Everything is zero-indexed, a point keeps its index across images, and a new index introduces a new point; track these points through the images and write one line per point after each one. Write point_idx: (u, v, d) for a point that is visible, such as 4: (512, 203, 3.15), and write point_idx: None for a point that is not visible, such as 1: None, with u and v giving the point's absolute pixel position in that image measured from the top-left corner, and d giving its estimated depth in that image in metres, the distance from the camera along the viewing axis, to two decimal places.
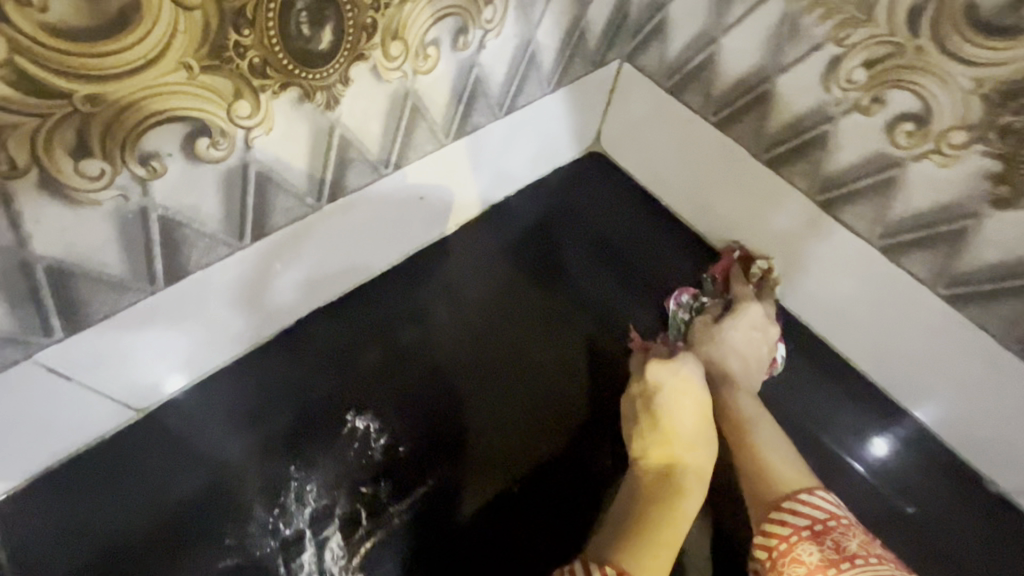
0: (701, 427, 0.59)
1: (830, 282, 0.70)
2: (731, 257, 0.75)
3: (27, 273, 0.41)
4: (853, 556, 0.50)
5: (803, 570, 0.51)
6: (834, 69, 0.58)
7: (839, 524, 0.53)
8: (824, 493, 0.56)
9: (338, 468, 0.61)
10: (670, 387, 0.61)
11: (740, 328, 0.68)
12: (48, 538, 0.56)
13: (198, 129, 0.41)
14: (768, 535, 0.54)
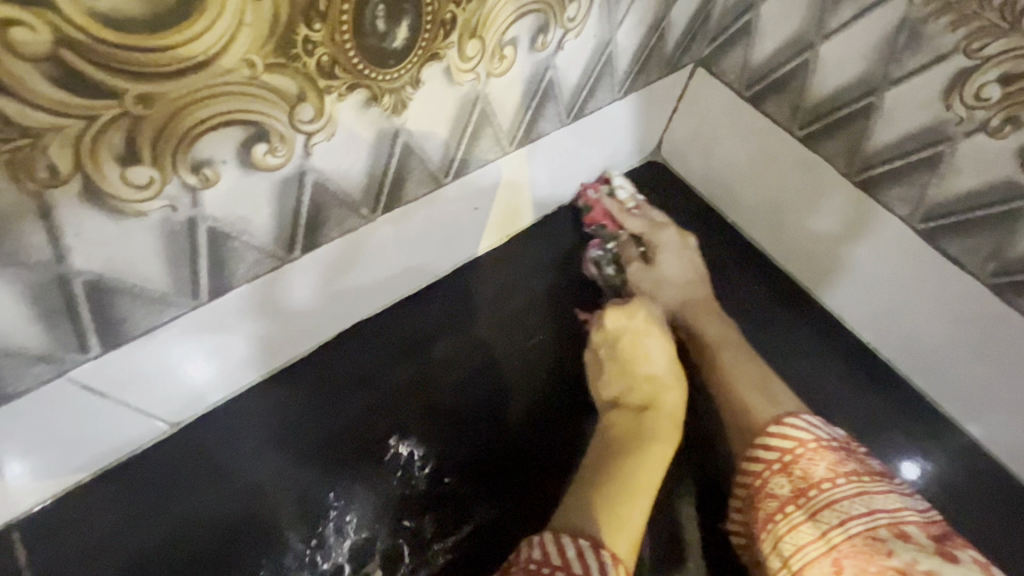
0: (664, 365, 0.59)
1: (925, 322, 0.62)
2: (600, 202, 0.71)
3: (64, 289, 0.37)
4: (820, 483, 0.48)
5: (775, 504, 0.49)
6: (958, 84, 0.51)
7: (807, 450, 0.50)
8: (793, 419, 0.52)
9: (380, 498, 0.57)
10: (626, 332, 0.61)
11: (668, 255, 0.67)
12: (73, 563, 0.52)
13: (256, 134, 0.37)
14: (744, 473, 0.52)
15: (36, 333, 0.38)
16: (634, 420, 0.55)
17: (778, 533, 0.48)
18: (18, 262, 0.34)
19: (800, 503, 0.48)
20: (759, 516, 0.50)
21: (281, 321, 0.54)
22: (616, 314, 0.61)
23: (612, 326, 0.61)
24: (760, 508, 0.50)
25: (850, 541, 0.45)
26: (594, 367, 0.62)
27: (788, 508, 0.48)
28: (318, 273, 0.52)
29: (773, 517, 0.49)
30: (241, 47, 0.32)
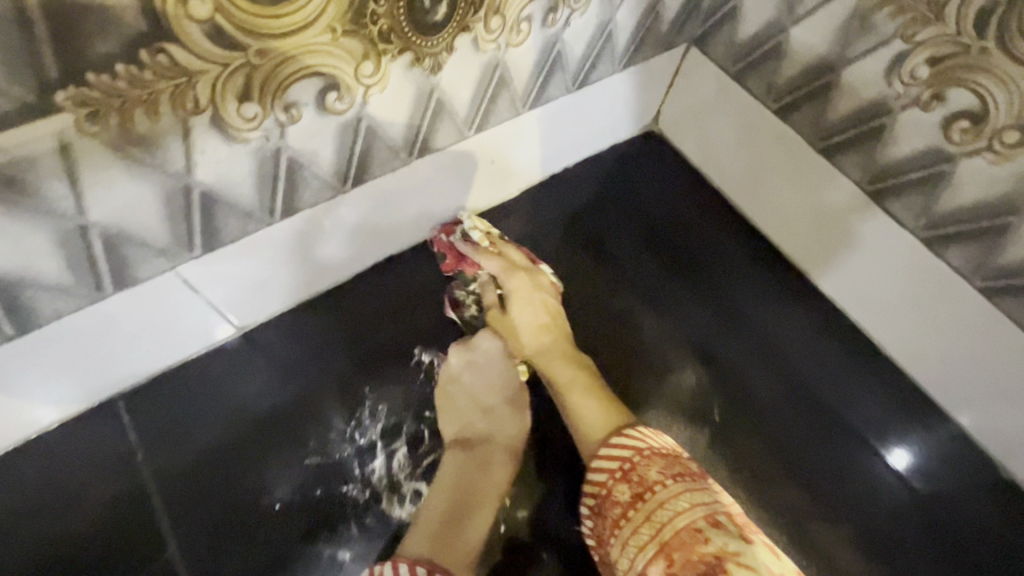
0: (501, 400, 0.71)
1: (869, 272, 0.74)
2: (449, 245, 0.75)
3: (187, 196, 0.49)
4: (652, 485, 0.57)
5: (619, 510, 0.57)
6: (898, 64, 0.61)
7: (641, 457, 0.60)
8: (631, 432, 0.63)
9: (406, 393, 0.70)
10: (469, 365, 0.72)
11: (518, 299, 0.74)
12: (165, 432, 0.65)
13: (330, 85, 0.49)
14: (593, 484, 0.61)
15: (162, 231, 0.51)
16: (469, 460, 0.66)
17: (623, 535, 0.56)
18: (162, 173, 0.46)
19: (638, 505, 0.56)
20: (608, 521, 0.58)
21: (328, 246, 0.66)
22: (459, 353, 0.72)
23: (459, 364, 0.72)
24: (608, 513, 0.58)
25: (677, 534, 0.52)
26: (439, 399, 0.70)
27: (629, 513, 0.56)
28: (356, 208, 0.64)
29: (619, 521, 0.57)
30: (329, 17, 0.44)
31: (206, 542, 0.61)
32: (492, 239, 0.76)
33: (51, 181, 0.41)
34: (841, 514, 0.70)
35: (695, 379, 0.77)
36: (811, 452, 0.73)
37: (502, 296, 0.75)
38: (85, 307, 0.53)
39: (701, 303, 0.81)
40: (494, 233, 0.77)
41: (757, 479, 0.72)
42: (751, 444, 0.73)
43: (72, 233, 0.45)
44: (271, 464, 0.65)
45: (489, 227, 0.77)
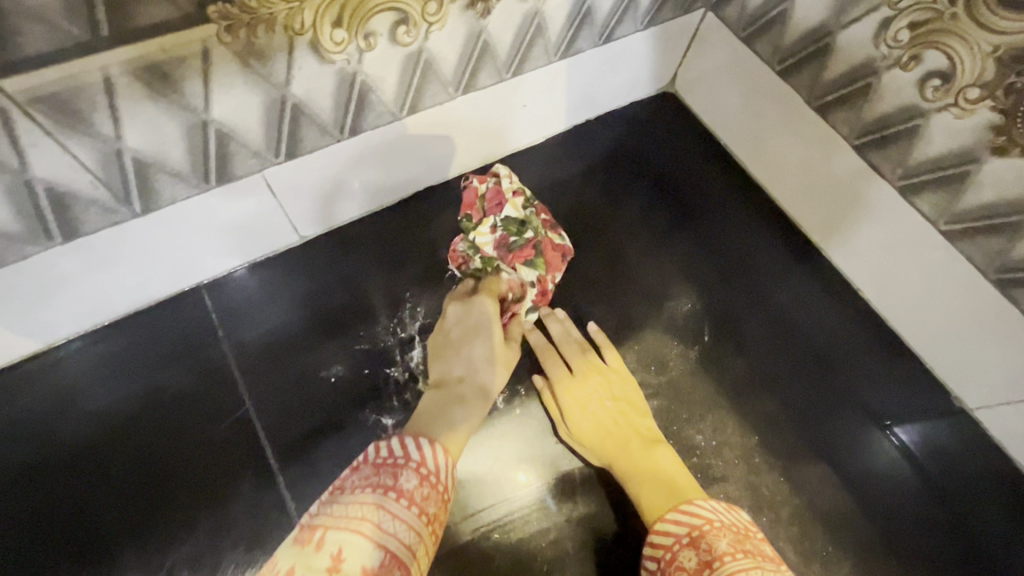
0: (484, 354, 0.74)
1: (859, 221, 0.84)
2: (475, 189, 0.84)
3: (282, 105, 0.61)
4: (720, 554, 0.61)
5: (683, 574, 0.62)
6: (884, 29, 0.70)
7: (711, 528, 0.64)
8: (701, 504, 0.67)
9: (441, 298, 0.82)
10: (459, 318, 0.77)
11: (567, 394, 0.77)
12: (238, 316, 0.78)
13: (401, 19, 0.60)
14: (657, 547, 0.66)
15: (260, 135, 0.63)
16: (445, 390, 0.72)
17: None
18: (268, 82, 0.57)
19: (704, 573, 0.60)
20: None
21: (358, 180, 0.78)
22: (455, 306, 0.78)
23: (452, 317, 0.77)
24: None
25: None
26: (432, 346, 0.76)
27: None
28: (393, 143, 0.76)
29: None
30: None
31: (275, 404, 0.74)
32: (519, 197, 0.84)
33: (190, 79, 0.52)
34: (808, 421, 0.83)
35: (692, 307, 0.88)
36: (787, 372, 0.85)
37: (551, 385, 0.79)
38: (192, 196, 0.65)
39: (703, 247, 0.93)
40: (524, 190, 0.85)
41: (739, 391, 0.84)
42: (735, 362, 0.85)
43: (196, 127, 0.57)
44: (328, 348, 0.78)
45: (524, 188, 0.86)
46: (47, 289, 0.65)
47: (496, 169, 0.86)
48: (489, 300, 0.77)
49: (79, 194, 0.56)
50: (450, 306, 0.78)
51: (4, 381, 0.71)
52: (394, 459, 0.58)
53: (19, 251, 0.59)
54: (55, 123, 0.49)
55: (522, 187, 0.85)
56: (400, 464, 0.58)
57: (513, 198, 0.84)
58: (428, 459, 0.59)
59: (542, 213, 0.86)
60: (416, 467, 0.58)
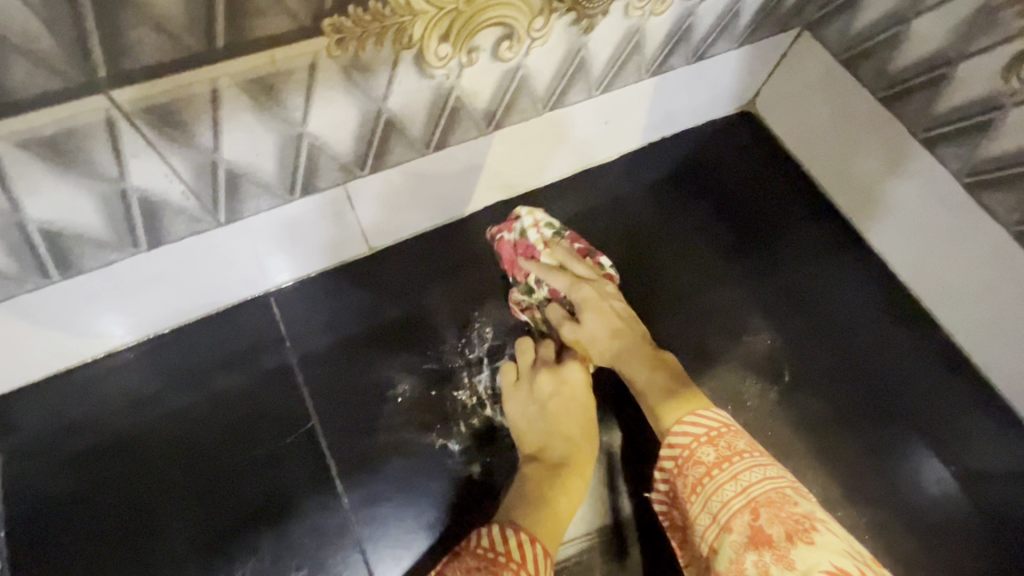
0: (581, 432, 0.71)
1: (959, 259, 0.79)
2: (508, 245, 0.79)
3: (376, 119, 0.58)
4: (740, 452, 0.60)
5: (702, 470, 0.60)
6: (1017, 63, 0.65)
7: (728, 429, 0.62)
8: (714, 408, 0.64)
9: (509, 318, 0.79)
10: (554, 392, 0.71)
11: (591, 313, 0.74)
12: (303, 326, 0.76)
13: (506, 34, 0.56)
14: (673, 446, 0.62)
15: (351, 148, 0.60)
16: (549, 474, 0.67)
17: (708, 493, 0.58)
18: (367, 95, 0.55)
19: (724, 467, 0.59)
20: (689, 482, 0.60)
21: (423, 197, 0.75)
22: (546, 379, 0.72)
23: (546, 388, 0.71)
24: (690, 474, 0.60)
25: (767, 495, 0.56)
26: (523, 421, 0.71)
27: (713, 472, 0.59)
28: (473, 156, 0.73)
29: (700, 480, 0.59)
30: None
31: (341, 420, 0.72)
32: (547, 233, 0.78)
33: (293, 92, 0.50)
34: (891, 475, 0.77)
35: (770, 342, 0.83)
36: (870, 418, 0.80)
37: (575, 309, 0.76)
38: (276, 205, 0.63)
39: (778, 276, 0.87)
40: (550, 221, 0.79)
41: (817, 436, 0.79)
42: (815, 403, 0.80)
43: (291, 139, 0.55)
44: (396, 364, 0.75)
45: (550, 218, 0.79)
46: (125, 294, 0.63)
47: (518, 212, 0.79)
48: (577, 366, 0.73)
49: (170, 204, 0.55)
50: (539, 374, 0.72)
51: (75, 381, 0.70)
52: (495, 555, 0.59)
53: (105, 257, 0.57)
54: (157, 134, 0.47)
55: (549, 219, 0.79)
56: (499, 562, 0.59)
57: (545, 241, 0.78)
58: (528, 562, 0.59)
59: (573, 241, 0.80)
60: (514, 569, 0.59)
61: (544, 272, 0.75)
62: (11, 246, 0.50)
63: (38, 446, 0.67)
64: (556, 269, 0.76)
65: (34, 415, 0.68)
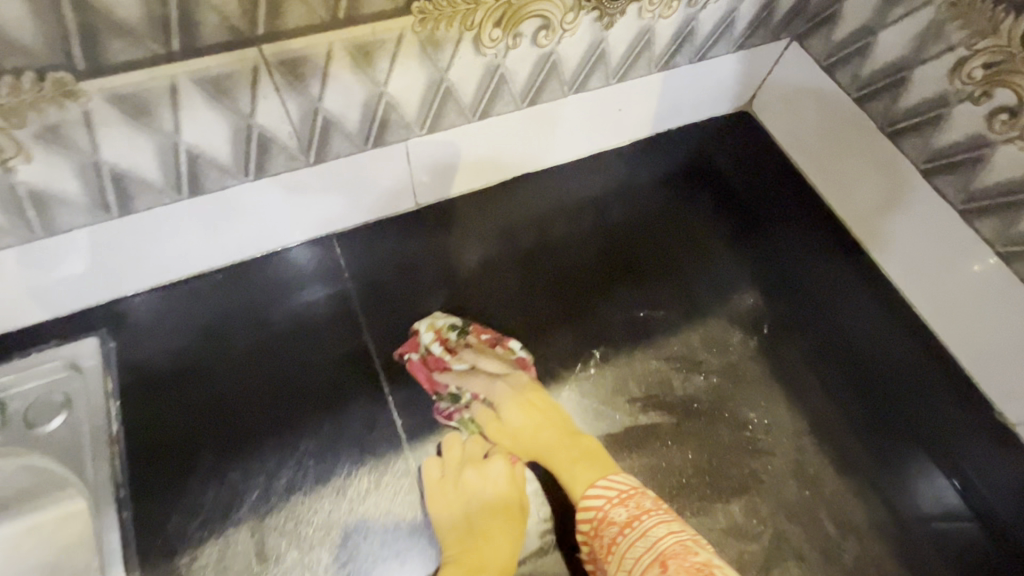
0: (501, 525, 0.76)
1: (907, 229, 0.93)
2: (420, 362, 0.84)
3: (438, 87, 0.74)
4: (646, 510, 0.72)
5: (615, 528, 0.72)
6: (959, 67, 0.79)
7: (634, 490, 0.74)
8: (622, 474, 0.76)
9: (532, 266, 0.95)
10: (476, 488, 0.77)
11: (509, 406, 0.82)
12: (362, 261, 0.91)
13: (544, 25, 0.73)
14: (589, 509, 0.74)
15: (416, 109, 0.76)
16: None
17: (623, 550, 0.70)
18: (434, 66, 0.71)
19: (633, 525, 0.71)
20: (606, 540, 0.72)
21: (466, 161, 0.91)
22: (474, 475, 0.78)
23: (472, 490, 0.77)
24: (605, 533, 0.72)
25: (671, 546, 0.67)
26: (446, 522, 0.75)
27: (625, 530, 0.71)
28: (508, 128, 0.89)
29: (614, 539, 0.71)
30: None
31: (389, 337, 0.87)
32: (451, 336, 0.86)
33: (382, 58, 0.66)
34: (855, 416, 0.87)
35: (755, 301, 0.96)
36: (840, 371, 0.91)
37: (493, 407, 0.83)
38: (354, 154, 0.79)
39: (766, 249, 1.01)
40: (449, 323, 0.86)
41: (793, 381, 0.90)
42: (793, 355, 0.92)
43: (374, 97, 0.71)
44: (434, 297, 0.90)
45: (452, 317, 0.87)
46: (228, 219, 0.79)
47: (416, 327, 0.86)
48: (502, 462, 0.80)
49: (278, 141, 0.71)
50: (467, 473, 0.78)
51: (178, 291, 0.85)
52: None
53: (222, 183, 0.73)
54: (283, 81, 0.63)
55: (449, 322, 0.86)
56: None
57: (450, 348, 0.85)
58: None
59: (483, 334, 0.87)
60: None
61: (461, 377, 0.84)
62: (163, 163, 0.66)
63: (146, 339, 0.83)
64: (475, 372, 0.85)
65: (143, 315, 0.84)
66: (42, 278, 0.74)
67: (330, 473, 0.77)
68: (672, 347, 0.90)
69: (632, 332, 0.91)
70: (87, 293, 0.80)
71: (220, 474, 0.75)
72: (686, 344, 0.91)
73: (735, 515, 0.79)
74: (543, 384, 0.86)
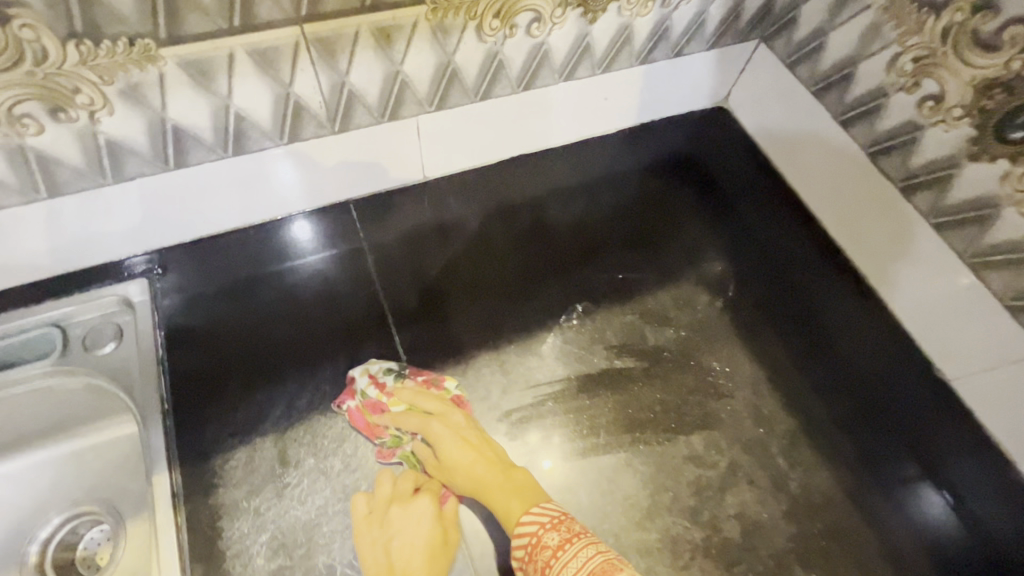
0: (423, 562, 0.74)
1: (912, 279, 0.99)
2: (354, 407, 0.86)
3: (446, 69, 0.88)
4: (576, 534, 0.74)
5: (548, 552, 0.72)
6: (895, 61, 0.92)
7: (564, 517, 0.76)
8: (550, 503, 0.78)
9: (526, 233, 1.08)
10: (400, 526, 0.77)
11: (448, 442, 0.83)
12: (377, 225, 1.04)
13: (536, 17, 0.86)
14: (523, 534, 0.75)
15: (427, 88, 0.89)
16: None
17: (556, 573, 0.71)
18: (442, 49, 0.84)
19: (566, 548, 0.72)
20: (540, 564, 0.72)
21: (468, 139, 1.03)
22: (398, 511, 0.78)
23: (394, 525, 0.76)
24: (539, 557, 0.73)
25: (600, 565, 0.70)
26: (369, 558, 0.75)
27: (557, 553, 0.72)
28: (505, 110, 1.01)
29: (548, 562, 0.72)
30: None
31: (397, 289, 0.99)
32: (387, 379, 0.88)
33: (400, 40, 0.80)
34: (807, 368, 0.99)
35: (723, 269, 1.08)
36: (795, 329, 1.02)
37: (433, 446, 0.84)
38: (372, 126, 0.92)
39: (736, 226, 1.13)
40: (386, 367, 0.89)
41: (755, 337, 1.01)
42: (755, 317, 1.03)
43: (392, 74, 0.84)
44: (438, 256, 1.03)
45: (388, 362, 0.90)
46: (262, 180, 0.92)
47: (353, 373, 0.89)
48: (427, 500, 0.79)
49: (310, 110, 0.84)
50: (391, 510, 0.78)
51: (216, 245, 0.98)
52: None
53: (260, 145, 0.86)
54: (318, 57, 0.77)
55: (385, 365, 0.90)
56: None
57: (387, 391, 0.87)
58: None
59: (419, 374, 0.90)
60: None
61: (396, 419, 0.85)
62: (215, 123, 0.79)
63: (187, 284, 0.95)
64: (411, 413, 0.86)
65: (184, 263, 0.97)
66: (99, 226, 0.86)
67: (342, 397, 0.88)
68: (646, 305, 1.02)
69: (610, 292, 1.03)
70: (139, 241, 0.92)
71: (248, 395, 0.87)
72: (659, 302, 1.03)
73: (695, 446, 0.90)
74: (532, 331, 0.98)
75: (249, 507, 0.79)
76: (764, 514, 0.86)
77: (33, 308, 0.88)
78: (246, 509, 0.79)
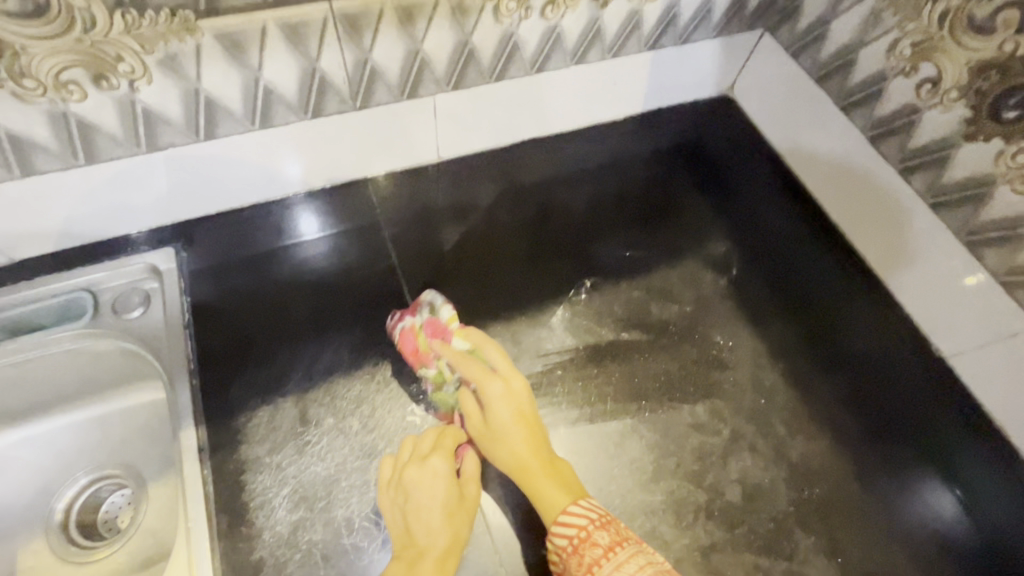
0: (442, 520, 0.76)
1: (918, 280, 1.01)
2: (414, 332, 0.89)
3: (463, 49, 0.92)
4: (625, 540, 0.75)
5: (599, 551, 0.73)
6: (894, 46, 0.96)
7: (608, 517, 0.77)
8: (591, 500, 0.79)
9: (536, 212, 1.11)
10: (416, 482, 0.77)
11: (498, 407, 0.81)
12: (393, 202, 1.08)
13: (550, 0, 0.91)
14: (569, 528, 0.75)
15: (445, 67, 0.94)
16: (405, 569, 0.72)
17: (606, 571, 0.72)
18: (461, 29, 0.89)
19: (616, 549, 0.73)
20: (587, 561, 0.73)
21: (482, 119, 1.07)
22: (415, 467, 0.78)
23: (411, 481, 0.77)
24: (586, 553, 0.74)
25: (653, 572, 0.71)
26: (389, 513, 0.77)
27: (608, 553, 0.73)
28: (518, 91, 1.05)
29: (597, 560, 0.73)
30: None
31: (412, 262, 1.03)
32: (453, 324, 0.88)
33: (421, 19, 0.84)
34: (807, 343, 1.02)
35: (727, 248, 1.12)
36: (797, 306, 1.06)
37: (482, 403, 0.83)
38: (391, 103, 0.96)
39: (739, 209, 1.17)
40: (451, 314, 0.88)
41: (757, 312, 1.05)
42: (758, 294, 1.07)
43: (413, 53, 0.89)
44: (451, 233, 1.07)
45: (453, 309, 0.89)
46: (285, 154, 0.96)
47: (426, 299, 0.92)
48: (442, 457, 0.80)
49: (334, 85, 0.88)
50: (409, 468, 0.78)
51: (239, 217, 1.02)
52: None
53: (286, 119, 0.90)
54: (344, 33, 0.81)
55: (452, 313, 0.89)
56: None
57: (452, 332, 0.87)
58: None
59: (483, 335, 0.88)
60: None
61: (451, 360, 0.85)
62: (245, 96, 0.83)
63: (211, 253, 0.99)
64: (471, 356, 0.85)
65: (207, 234, 1.00)
66: (130, 194, 0.90)
67: (360, 363, 0.92)
68: (652, 281, 1.06)
69: (618, 269, 1.06)
70: (167, 212, 0.96)
71: (270, 358, 0.91)
72: (665, 279, 1.06)
73: (699, 413, 0.93)
74: (542, 303, 1.01)
75: (271, 462, 0.83)
76: (766, 478, 0.89)
77: (65, 272, 0.93)
78: (269, 464, 0.82)
